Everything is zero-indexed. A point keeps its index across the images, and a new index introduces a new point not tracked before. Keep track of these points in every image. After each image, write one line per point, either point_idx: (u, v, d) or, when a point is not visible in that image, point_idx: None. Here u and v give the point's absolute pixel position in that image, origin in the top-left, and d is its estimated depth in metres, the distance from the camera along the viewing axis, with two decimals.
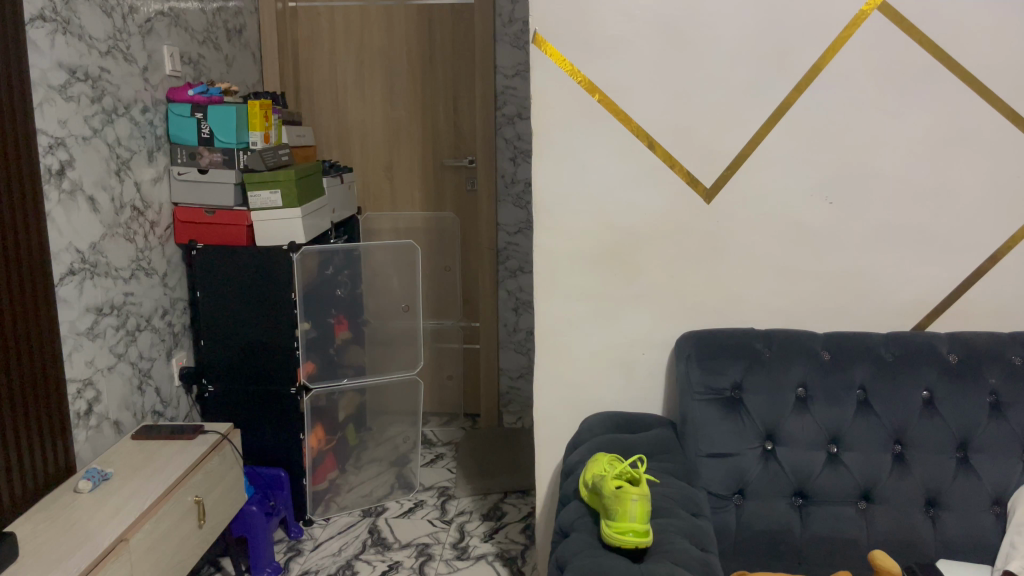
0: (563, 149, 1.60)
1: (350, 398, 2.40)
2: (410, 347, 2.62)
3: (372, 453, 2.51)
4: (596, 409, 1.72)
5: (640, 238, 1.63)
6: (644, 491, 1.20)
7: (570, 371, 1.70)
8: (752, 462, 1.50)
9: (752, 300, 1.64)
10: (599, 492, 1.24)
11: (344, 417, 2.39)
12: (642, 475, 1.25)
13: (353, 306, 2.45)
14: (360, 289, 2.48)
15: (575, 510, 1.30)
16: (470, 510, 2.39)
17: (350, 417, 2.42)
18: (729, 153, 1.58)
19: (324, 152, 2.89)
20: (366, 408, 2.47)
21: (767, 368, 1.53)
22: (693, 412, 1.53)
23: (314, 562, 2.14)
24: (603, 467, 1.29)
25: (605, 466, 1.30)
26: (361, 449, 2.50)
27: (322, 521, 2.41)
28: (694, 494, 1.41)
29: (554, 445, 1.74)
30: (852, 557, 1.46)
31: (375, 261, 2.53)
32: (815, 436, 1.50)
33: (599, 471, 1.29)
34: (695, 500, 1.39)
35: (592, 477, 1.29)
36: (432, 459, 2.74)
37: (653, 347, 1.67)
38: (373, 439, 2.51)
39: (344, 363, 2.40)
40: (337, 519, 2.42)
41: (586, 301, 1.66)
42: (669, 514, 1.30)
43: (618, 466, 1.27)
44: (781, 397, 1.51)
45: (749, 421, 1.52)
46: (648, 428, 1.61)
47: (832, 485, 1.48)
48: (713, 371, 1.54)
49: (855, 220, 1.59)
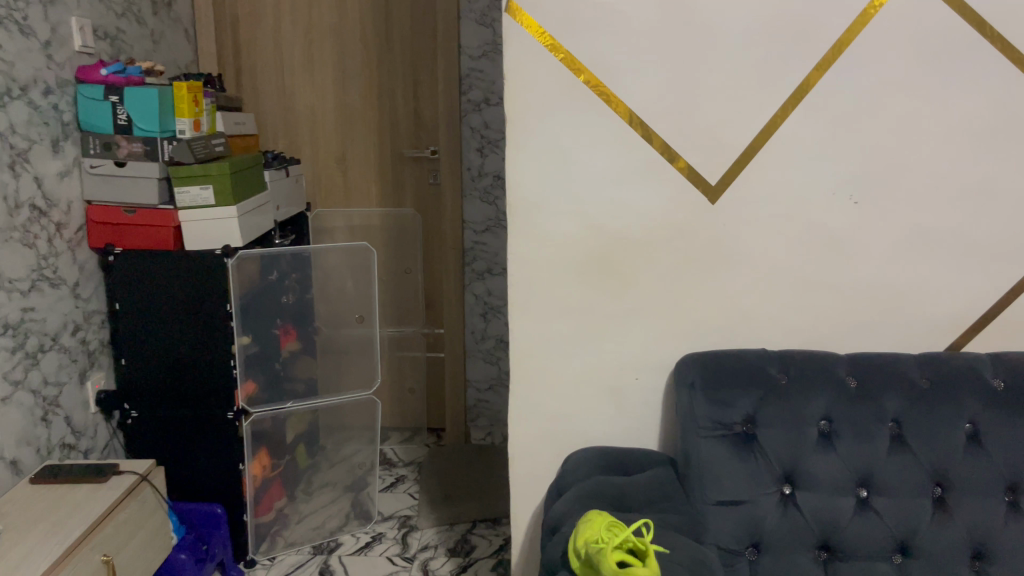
0: (543, 138, 1.34)
1: (298, 417, 2.17)
2: (366, 358, 2.37)
3: (324, 476, 2.29)
4: (580, 442, 1.47)
5: (632, 245, 1.38)
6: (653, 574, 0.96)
7: (551, 399, 1.45)
8: (769, 510, 1.27)
9: (763, 315, 1.41)
10: (596, 569, 0.99)
11: (291, 438, 2.15)
12: (649, 546, 1.02)
13: (301, 313, 2.22)
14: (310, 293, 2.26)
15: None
16: (434, 543, 2.13)
17: (299, 437, 2.20)
18: (738, 144, 1.33)
19: (269, 142, 2.59)
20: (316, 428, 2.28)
21: (785, 399, 1.30)
22: (699, 452, 1.29)
23: None
24: (601, 530, 1.06)
25: (605, 528, 1.06)
26: (312, 473, 2.27)
27: (266, 561, 2.13)
28: (707, 554, 1.17)
29: (532, 484, 1.49)
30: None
31: (325, 265, 2.27)
32: (842, 479, 1.27)
33: (596, 534, 1.05)
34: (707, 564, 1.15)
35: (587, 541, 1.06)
36: (392, 482, 2.47)
37: (647, 371, 1.43)
38: (327, 460, 2.29)
39: (296, 375, 2.22)
40: (283, 558, 2.15)
41: (570, 318, 1.42)
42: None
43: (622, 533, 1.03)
44: (802, 433, 1.28)
45: (763, 461, 1.28)
46: (645, 468, 1.37)
47: (862, 536, 1.26)
48: (721, 403, 1.31)
49: (882, 222, 1.37)
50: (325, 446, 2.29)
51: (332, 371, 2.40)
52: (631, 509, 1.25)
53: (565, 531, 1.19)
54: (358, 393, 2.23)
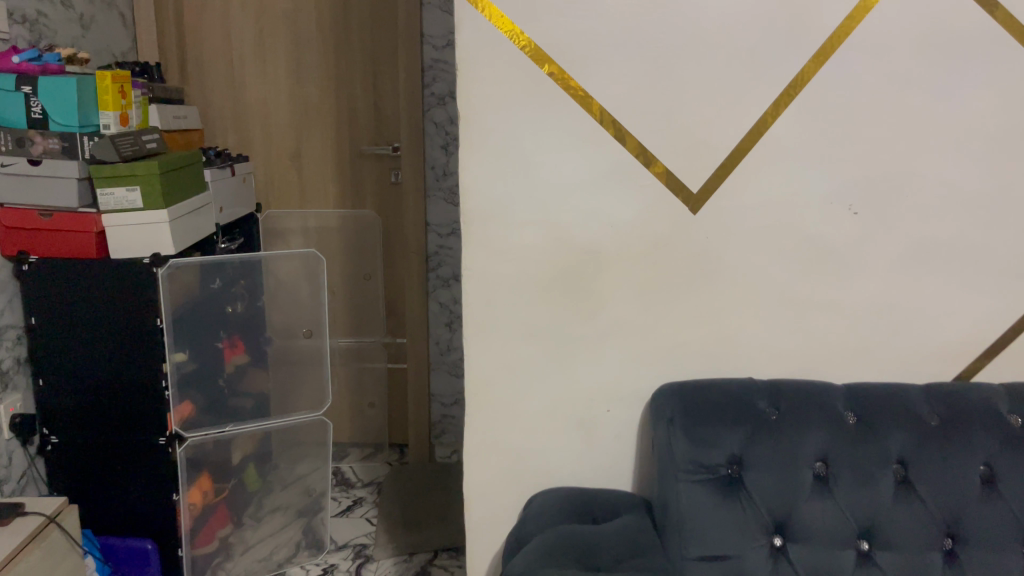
0: (503, 138, 1.17)
1: (246, 438, 1.99)
2: (320, 373, 2.19)
3: (275, 499, 2.11)
4: (544, 482, 1.30)
5: (604, 261, 1.22)
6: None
7: (512, 434, 1.28)
8: (758, 566, 1.10)
9: (750, 341, 1.25)
10: None
11: (238, 459, 1.98)
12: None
13: (249, 323, 2.06)
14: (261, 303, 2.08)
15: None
16: None
17: (247, 458, 2.02)
18: (723, 147, 1.17)
19: (217, 138, 2.40)
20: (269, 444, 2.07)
21: (776, 437, 1.14)
22: (679, 499, 1.13)
23: None
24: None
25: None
26: (263, 496, 2.09)
27: None
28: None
29: (491, 528, 1.32)
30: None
31: (277, 272, 2.07)
32: (840, 530, 1.11)
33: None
34: None
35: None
36: (348, 506, 2.29)
37: (620, 403, 1.27)
38: (279, 482, 2.12)
39: (242, 391, 2.04)
40: None
41: (533, 343, 1.25)
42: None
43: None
44: (795, 476, 1.13)
45: (751, 509, 1.12)
46: (617, 515, 1.21)
47: None
48: (703, 441, 1.14)
49: (885, 235, 1.21)
50: (277, 464, 2.10)
51: (284, 386, 2.22)
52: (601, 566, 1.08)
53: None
54: (307, 415, 2.05)
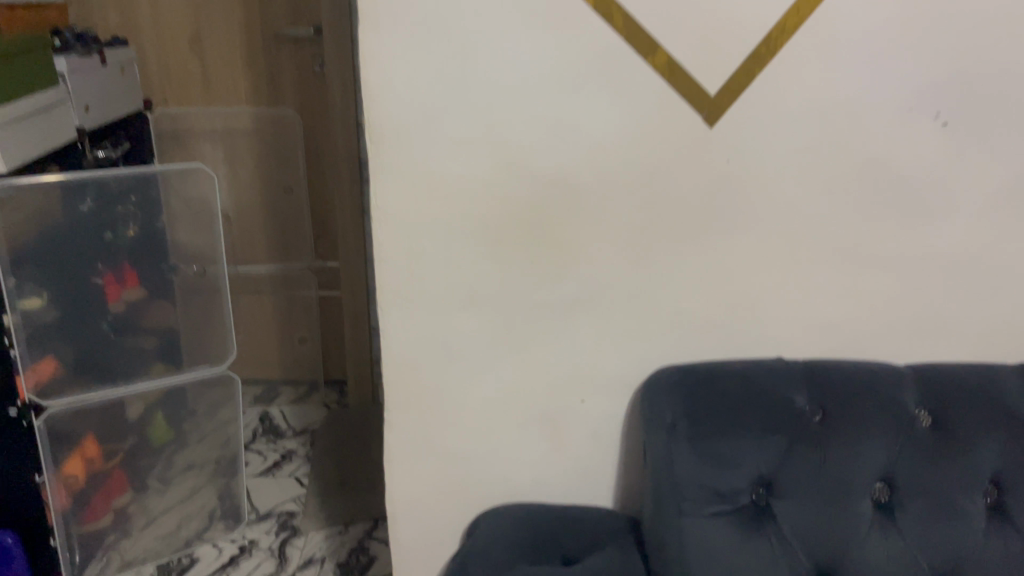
0: (425, 9, 0.74)
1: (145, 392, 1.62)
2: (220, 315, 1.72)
3: (187, 456, 1.78)
4: (494, 493, 0.97)
5: (580, 197, 0.83)
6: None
7: (451, 435, 0.94)
8: None
9: (781, 307, 0.90)
10: None
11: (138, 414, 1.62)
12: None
13: (144, 246, 1.62)
14: (160, 223, 1.62)
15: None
16: (321, 557, 1.62)
17: (149, 411, 1.66)
18: (762, 27, 0.77)
19: (94, 17, 1.90)
20: (183, 395, 1.69)
21: (820, 453, 0.80)
22: (685, 542, 0.79)
23: None
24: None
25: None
26: (174, 450, 1.76)
27: None
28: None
29: (425, 549, 1.00)
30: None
31: (177, 186, 1.63)
32: None
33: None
34: None
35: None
36: (275, 462, 1.94)
37: (598, 391, 0.92)
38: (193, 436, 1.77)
39: (142, 329, 1.66)
40: None
41: (478, 312, 0.88)
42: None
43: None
44: (847, 507, 0.80)
45: (785, 553, 0.80)
46: (592, 548, 0.89)
47: None
48: (718, 461, 0.80)
49: (985, 158, 0.84)
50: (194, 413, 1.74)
51: (194, 319, 1.75)
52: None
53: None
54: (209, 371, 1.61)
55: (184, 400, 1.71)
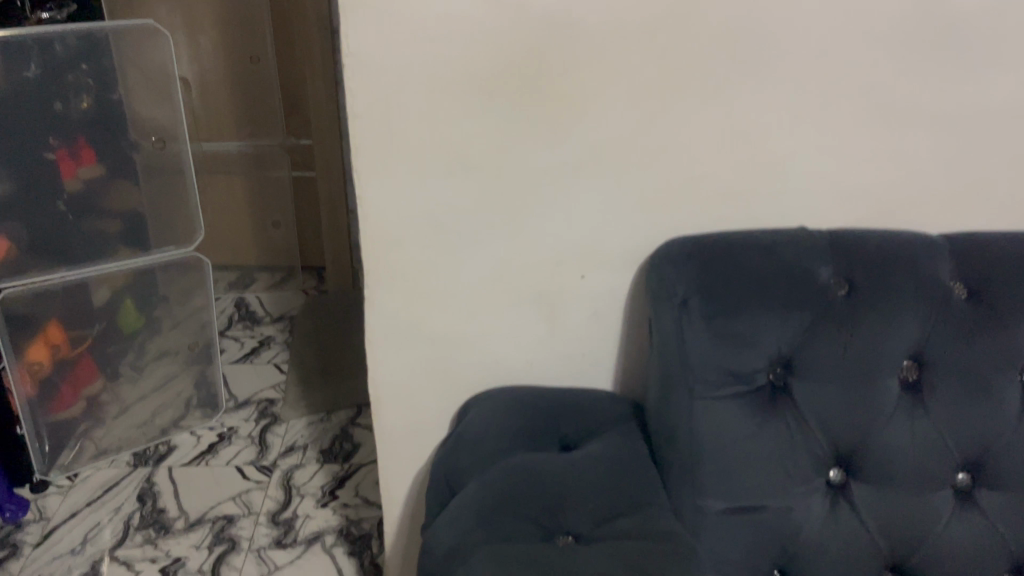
0: None
1: (112, 276, 1.46)
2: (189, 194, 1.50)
3: (162, 340, 1.63)
4: (486, 378, 0.90)
5: (585, 40, 0.72)
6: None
7: (438, 314, 0.86)
8: (807, 517, 0.74)
9: (807, 172, 0.81)
10: None
11: (104, 299, 1.48)
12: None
13: (100, 121, 1.40)
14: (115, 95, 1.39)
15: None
16: (303, 444, 1.57)
17: (115, 294, 1.51)
18: None
19: None
20: (153, 281, 1.52)
21: (845, 329, 0.74)
22: (695, 425, 0.73)
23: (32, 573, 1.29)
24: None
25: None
26: (146, 336, 1.61)
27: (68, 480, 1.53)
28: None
29: (413, 436, 0.94)
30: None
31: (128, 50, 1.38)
32: (934, 464, 0.74)
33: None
34: None
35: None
36: (253, 349, 1.87)
37: (601, 267, 0.84)
38: (167, 321, 1.61)
39: (104, 212, 1.46)
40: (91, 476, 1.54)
41: (468, 178, 0.78)
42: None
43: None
44: (873, 387, 0.73)
45: (802, 435, 0.74)
46: (593, 434, 0.83)
47: (960, 553, 0.75)
48: (734, 338, 0.73)
49: None
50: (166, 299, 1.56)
51: (161, 191, 1.52)
52: (572, 541, 0.72)
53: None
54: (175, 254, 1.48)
55: (154, 288, 1.54)
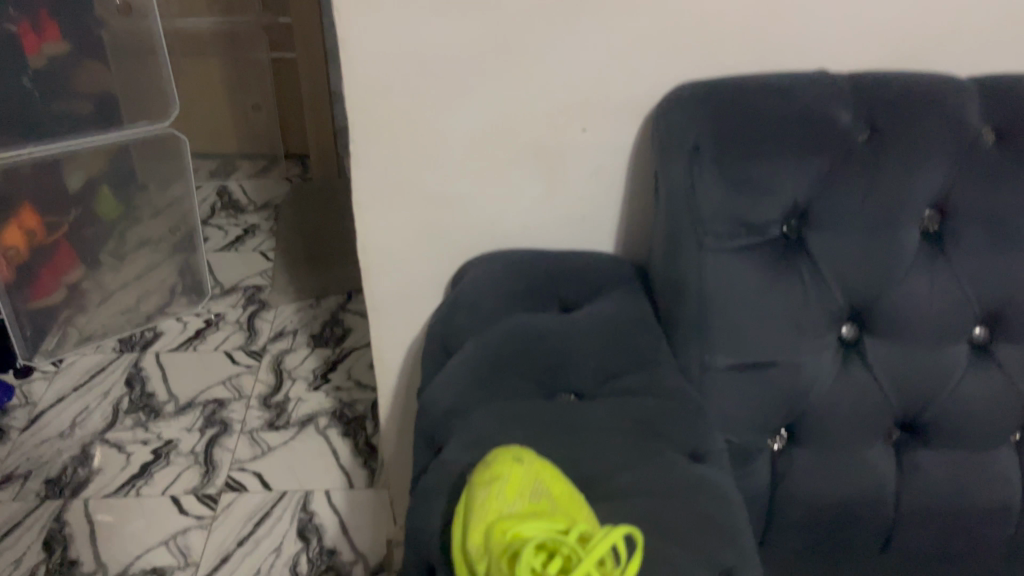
0: None
1: (85, 157, 1.37)
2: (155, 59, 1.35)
3: (142, 228, 1.56)
4: (481, 242, 0.86)
5: None
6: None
7: (429, 172, 0.81)
8: (818, 373, 0.72)
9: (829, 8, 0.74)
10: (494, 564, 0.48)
11: (80, 185, 1.39)
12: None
13: None
14: None
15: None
16: (292, 329, 1.54)
17: (92, 179, 1.42)
18: None
19: None
20: (126, 165, 1.45)
21: (866, 176, 0.69)
22: (704, 279, 0.69)
23: (21, 456, 1.27)
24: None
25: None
26: (125, 225, 1.53)
27: (53, 366, 1.50)
28: (730, 501, 0.63)
29: (406, 305, 0.90)
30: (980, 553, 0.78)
31: None
32: (952, 318, 0.71)
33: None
34: (715, 494, 0.62)
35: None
36: (238, 237, 1.81)
37: (603, 118, 0.78)
38: (146, 209, 1.54)
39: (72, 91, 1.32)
40: (76, 361, 1.51)
41: (460, 16, 0.71)
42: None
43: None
44: (892, 238, 0.70)
45: (817, 290, 0.71)
46: (596, 295, 0.79)
47: (973, 408, 0.73)
48: (748, 186, 0.68)
49: None
50: (143, 186, 1.50)
51: (128, 67, 1.37)
52: (576, 400, 0.70)
53: (460, 466, 0.61)
54: (150, 129, 1.38)
55: (130, 171, 1.47)
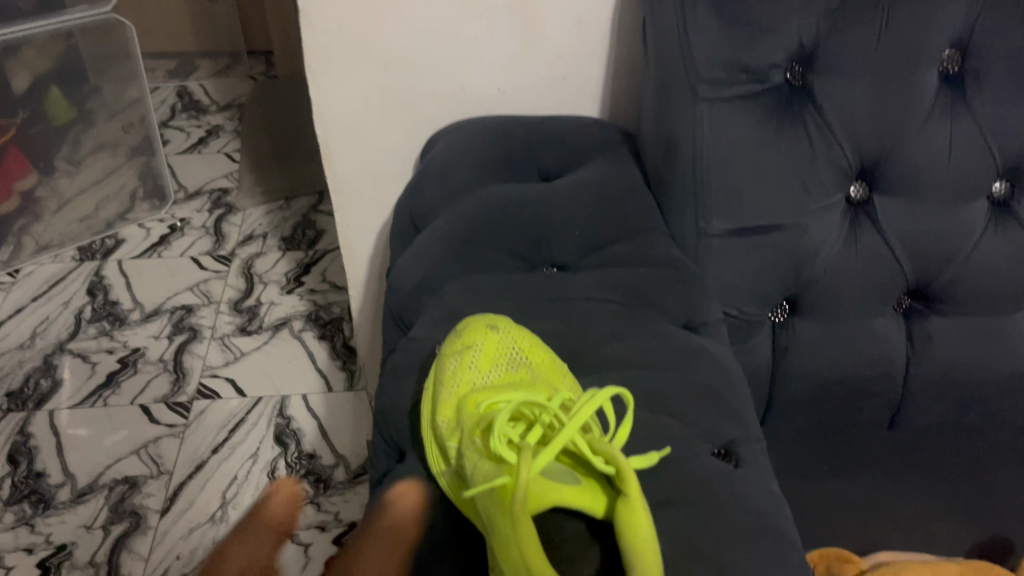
0: None
1: (32, 53, 1.25)
2: None
3: (101, 132, 1.43)
4: (451, 110, 0.78)
5: None
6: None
7: (384, 29, 0.71)
8: (824, 238, 0.65)
9: None
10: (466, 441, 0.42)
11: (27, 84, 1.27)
12: (623, 473, 0.37)
13: None
14: None
15: (419, 525, 0.44)
16: (262, 232, 1.47)
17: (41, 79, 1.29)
18: None
19: None
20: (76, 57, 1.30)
21: (881, 7, 0.59)
22: (698, 135, 0.62)
23: None
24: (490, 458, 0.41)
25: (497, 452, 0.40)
26: (83, 128, 1.40)
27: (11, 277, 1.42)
28: (731, 371, 0.57)
29: (373, 185, 0.82)
30: (990, 421, 0.74)
31: None
32: (973, 172, 0.64)
33: (484, 458, 0.40)
34: (716, 364, 0.57)
35: (463, 468, 0.42)
36: (201, 139, 1.71)
37: None
38: (102, 109, 1.41)
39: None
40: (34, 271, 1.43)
41: None
42: (699, 497, 0.46)
43: (541, 461, 0.38)
44: (909, 83, 0.61)
45: (824, 145, 0.63)
46: (580, 161, 0.72)
47: (992, 270, 0.67)
48: (747, 27, 0.59)
49: None
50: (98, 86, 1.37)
51: None
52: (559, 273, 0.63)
53: (432, 342, 0.55)
54: (92, 13, 1.25)
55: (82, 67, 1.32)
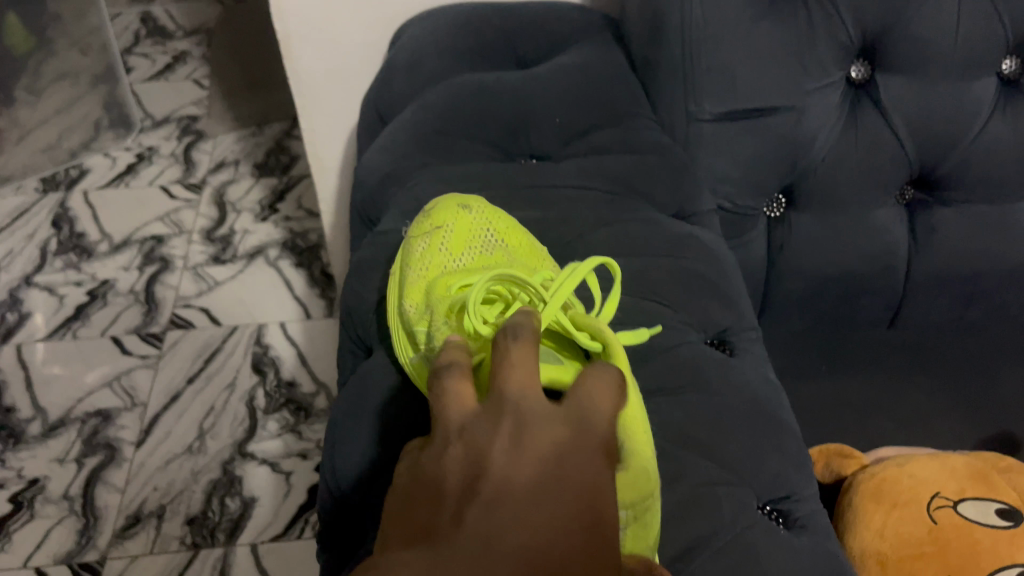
0: None
1: None
2: None
3: (62, 60, 1.38)
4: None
5: None
6: (648, 483, 0.32)
7: None
8: (822, 123, 0.61)
9: None
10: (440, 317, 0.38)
11: None
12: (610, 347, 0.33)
13: None
14: None
15: None
16: (234, 159, 1.41)
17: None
18: None
19: None
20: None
21: None
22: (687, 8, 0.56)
23: None
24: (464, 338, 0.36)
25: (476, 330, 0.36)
26: (42, 58, 1.37)
27: None
28: (724, 260, 0.53)
29: (339, 88, 0.76)
30: (992, 315, 0.71)
31: None
32: (984, 46, 0.59)
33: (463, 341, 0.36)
34: (709, 252, 0.53)
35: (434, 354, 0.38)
36: (168, 65, 1.64)
37: None
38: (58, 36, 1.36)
39: None
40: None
41: None
42: (690, 386, 0.43)
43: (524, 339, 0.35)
44: None
45: (825, 19, 0.58)
46: (560, 48, 0.66)
47: (1000, 154, 0.63)
48: None
49: None
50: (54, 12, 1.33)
51: None
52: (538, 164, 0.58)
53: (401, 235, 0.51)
54: None
55: None
